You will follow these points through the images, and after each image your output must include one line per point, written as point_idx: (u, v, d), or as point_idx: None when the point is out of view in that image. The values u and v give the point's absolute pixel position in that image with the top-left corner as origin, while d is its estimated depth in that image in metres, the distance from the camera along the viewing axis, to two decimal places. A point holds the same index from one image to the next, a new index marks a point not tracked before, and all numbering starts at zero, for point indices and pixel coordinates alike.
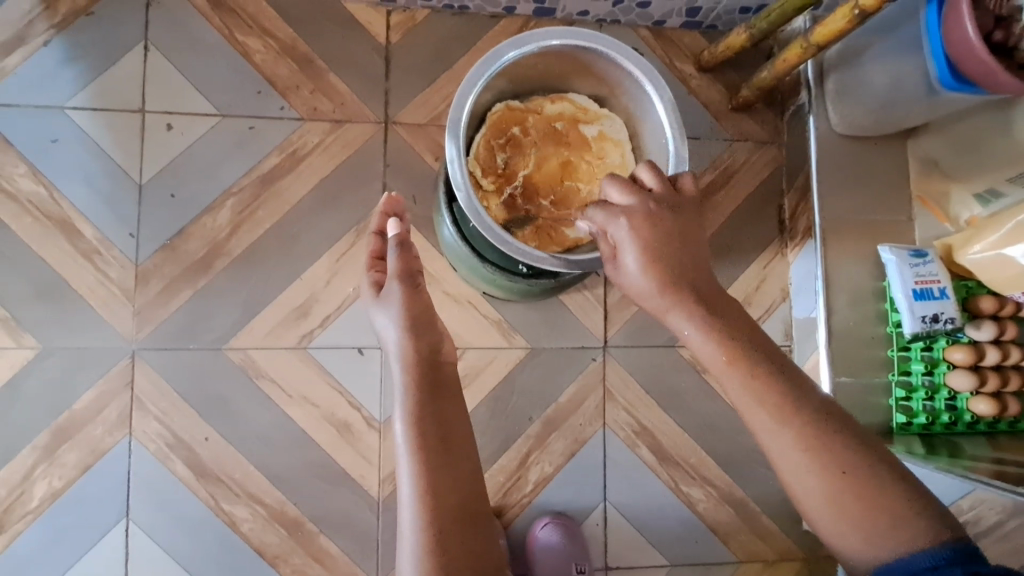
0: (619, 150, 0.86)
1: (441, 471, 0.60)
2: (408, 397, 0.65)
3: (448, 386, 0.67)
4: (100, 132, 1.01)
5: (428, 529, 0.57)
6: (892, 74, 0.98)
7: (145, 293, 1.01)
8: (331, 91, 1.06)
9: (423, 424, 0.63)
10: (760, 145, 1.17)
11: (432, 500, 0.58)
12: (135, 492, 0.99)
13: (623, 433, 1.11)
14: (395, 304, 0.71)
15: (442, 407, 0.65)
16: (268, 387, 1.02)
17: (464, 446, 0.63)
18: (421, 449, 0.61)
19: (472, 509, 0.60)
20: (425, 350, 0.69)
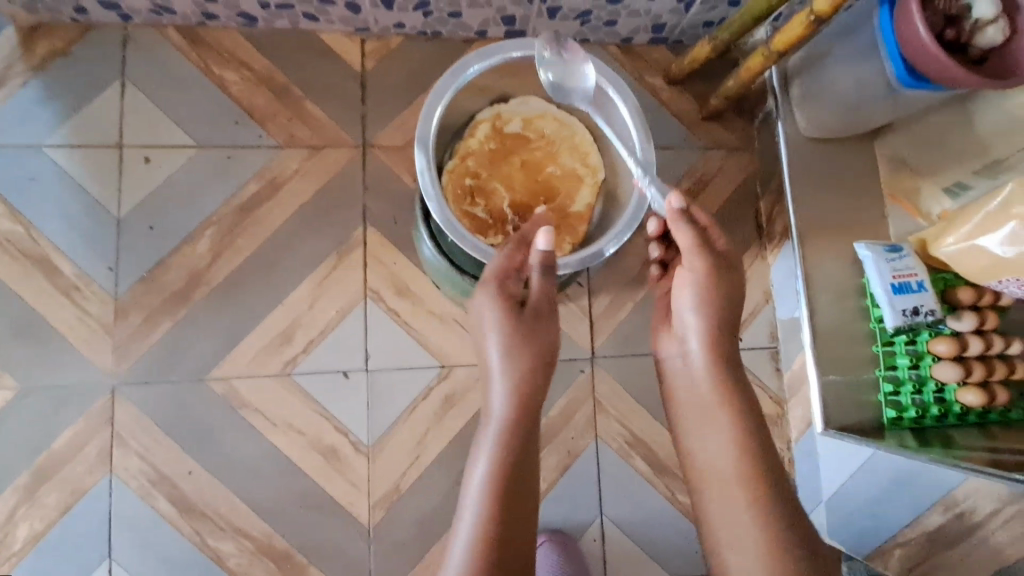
0: (571, 136, 0.84)
1: (511, 504, 0.64)
2: (500, 428, 0.67)
3: (534, 422, 0.68)
4: (78, 168, 1.01)
5: (481, 554, 0.60)
6: (855, 78, 1.02)
7: (124, 327, 0.99)
8: (308, 118, 1.08)
9: (505, 458, 0.65)
10: (731, 152, 1.20)
11: (490, 530, 0.62)
12: (116, 532, 0.96)
13: (615, 445, 1.10)
14: (513, 328, 0.69)
15: (527, 444, 0.67)
16: (251, 416, 1.01)
17: (532, 485, 0.66)
18: (500, 482, 0.64)
19: (523, 540, 0.63)
20: (532, 384, 0.68)
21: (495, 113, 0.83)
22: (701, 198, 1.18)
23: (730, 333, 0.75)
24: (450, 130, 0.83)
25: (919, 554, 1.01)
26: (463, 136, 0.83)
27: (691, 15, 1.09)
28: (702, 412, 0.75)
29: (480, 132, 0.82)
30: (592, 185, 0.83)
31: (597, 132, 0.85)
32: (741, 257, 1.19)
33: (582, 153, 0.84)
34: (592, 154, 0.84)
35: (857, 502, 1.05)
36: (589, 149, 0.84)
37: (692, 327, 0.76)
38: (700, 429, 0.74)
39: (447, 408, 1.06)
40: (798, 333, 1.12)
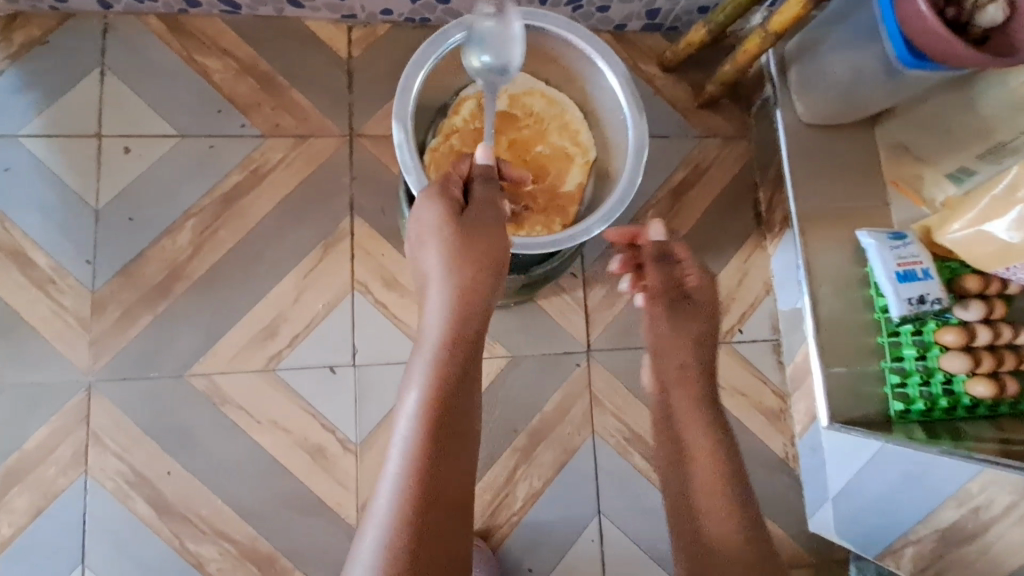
0: (561, 115, 0.82)
1: (439, 438, 0.58)
2: (429, 385, 0.60)
3: (467, 375, 0.62)
4: (54, 159, 0.98)
5: (398, 521, 0.53)
6: (852, 62, 0.99)
7: (102, 322, 0.96)
8: (293, 107, 1.05)
9: (435, 414, 0.58)
10: (728, 140, 1.16)
11: (410, 496, 0.55)
12: (91, 536, 0.92)
13: (613, 441, 1.06)
14: (453, 272, 0.64)
15: (460, 398, 0.60)
16: (234, 414, 0.97)
17: (462, 446, 0.59)
18: (425, 442, 0.57)
19: (450, 502, 0.56)
20: (465, 333, 0.63)
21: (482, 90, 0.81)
22: (696, 188, 1.15)
23: None
24: (433, 109, 0.80)
25: (934, 552, 0.94)
26: (447, 114, 0.81)
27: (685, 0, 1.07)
28: (703, 481, 0.81)
29: (465, 109, 0.80)
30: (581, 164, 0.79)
31: (587, 108, 0.82)
32: (741, 247, 1.15)
33: (572, 131, 0.81)
34: (583, 133, 0.81)
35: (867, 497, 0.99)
36: (579, 128, 0.81)
37: None
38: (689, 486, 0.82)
39: None
40: (802, 325, 1.08)
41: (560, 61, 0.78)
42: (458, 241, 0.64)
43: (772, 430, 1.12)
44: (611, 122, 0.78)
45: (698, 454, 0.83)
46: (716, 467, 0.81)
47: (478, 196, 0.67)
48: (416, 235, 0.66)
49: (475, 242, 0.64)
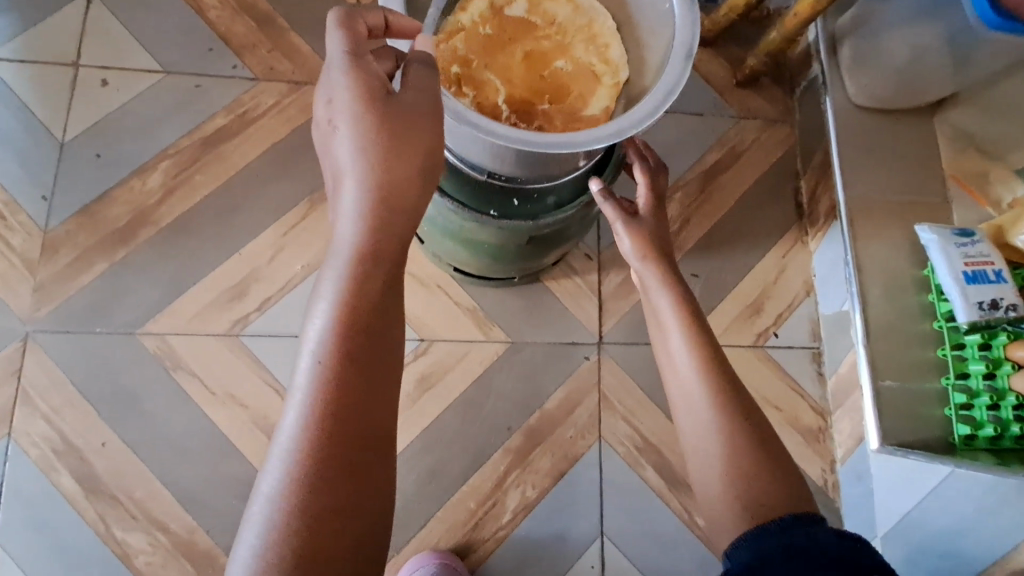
0: (588, 25, 0.56)
1: (352, 380, 0.39)
2: (331, 336, 0.40)
3: (386, 316, 0.42)
4: (24, 84, 0.89)
5: (283, 541, 0.36)
6: (911, 44, 0.89)
7: (51, 265, 0.85)
8: (291, 52, 0.96)
9: (350, 347, 0.40)
10: (769, 124, 1.05)
11: (301, 503, 0.37)
12: (3, 511, 0.78)
13: (622, 450, 0.91)
14: (372, 169, 0.41)
15: (376, 353, 0.41)
16: (187, 382, 0.84)
17: (380, 421, 0.40)
18: (325, 423, 0.38)
19: (362, 508, 0.38)
20: (386, 260, 0.42)
21: None
22: (731, 172, 1.02)
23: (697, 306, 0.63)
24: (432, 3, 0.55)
25: None
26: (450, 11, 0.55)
27: None
28: (687, 392, 0.58)
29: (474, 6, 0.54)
30: (615, 85, 0.55)
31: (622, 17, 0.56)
32: (779, 241, 1.02)
33: (600, 45, 0.55)
34: (614, 47, 0.55)
35: (931, 532, 0.84)
36: (609, 41, 0.55)
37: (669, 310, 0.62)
38: (675, 384, 0.60)
39: (421, 390, 0.89)
40: (849, 329, 0.94)
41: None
42: (383, 124, 0.41)
43: (810, 454, 0.97)
44: (654, 27, 0.53)
45: (667, 322, 0.62)
46: (687, 333, 0.60)
47: (416, 64, 0.43)
48: (320, 111, 0.42)
49: (410, 130, 0.42)
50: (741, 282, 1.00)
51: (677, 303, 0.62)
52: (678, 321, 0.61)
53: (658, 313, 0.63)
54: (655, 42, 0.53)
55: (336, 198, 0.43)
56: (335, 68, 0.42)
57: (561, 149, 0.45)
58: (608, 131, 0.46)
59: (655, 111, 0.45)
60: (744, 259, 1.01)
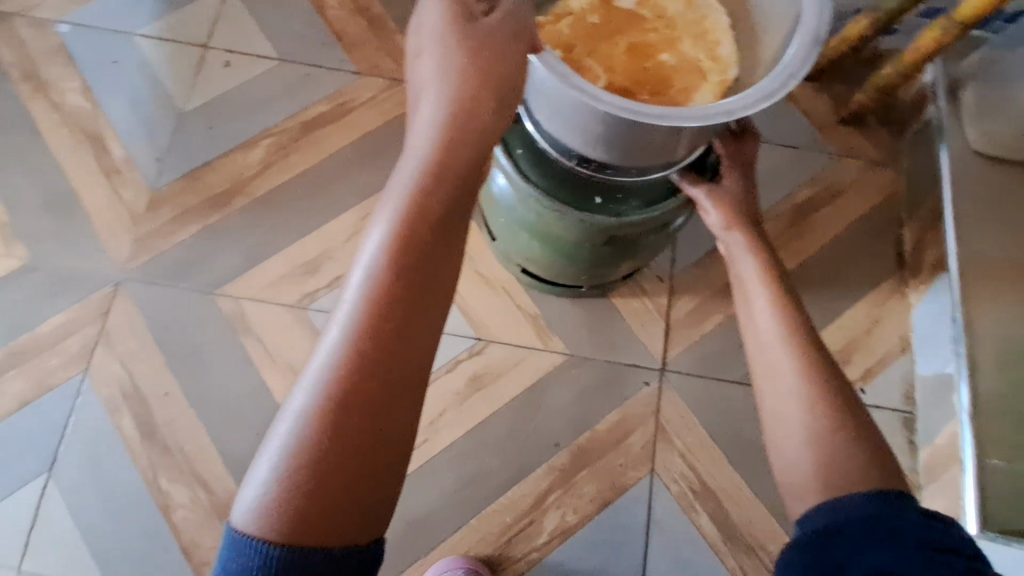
0: (699, 21, 0.55)
1: (396, 305, 0.38)
2: (381, 258, 0.39)
3: (439, 247, 0.40)
4: (159, 59, 0.98)
5: (301, 462, 0.36)
6: None
7: (152, 221, 0.91)
8: (395, 52, 1.01)
9: (400, 269, 0.38)
10: (871, 165, 0.98)
11: (325, 428, 0.36)
12: (66, 443, 0.82)
13: (675, 489, 0.84)
14: (446, 110, 0.41)
15: (422, 293, 0.39)
16: (251, 347, 0.86)
17: (417, 352, 0.39)
18: (360, 352, 0.37)
19: (384, 446, 0.37)
20: (446, 197, 0.40)
21: None
22: (826, 210, 0.96)
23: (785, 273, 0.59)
24: None
25: None
26: None
27: None
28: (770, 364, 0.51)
29: None
30: (723, 80, 0.53)
31: (736, 17, 0.55)
32: (874, 290, 0.93)
33: (710, 41, 0.54)
34: (725, 45, 0.54)
35: None
36: (720, 38, 0.54)
37: (755, 276, 0.58)
38: (759, 356, 0.53)
39: (471, 390, 0.86)
40: (952, 394, 0.83)
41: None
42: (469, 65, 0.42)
43: None
44: (773, 24, 0.52)
45: (754, 288, 0.57)
46: (775, 299, 0.55)
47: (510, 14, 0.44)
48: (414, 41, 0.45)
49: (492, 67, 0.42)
50: (827, 329, 0.92)
51: (761, 266, 0.59)
52: (765, 286, 0.57)
53: (743, 280, 0.59)
54: (773, 39, 0.52)
55: (408, 130, 0.42)
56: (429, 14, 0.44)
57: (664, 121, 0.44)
58: (718, 110, 0.44)
59: (775, 93, 0.43)
60: (832, 304, 0.93)
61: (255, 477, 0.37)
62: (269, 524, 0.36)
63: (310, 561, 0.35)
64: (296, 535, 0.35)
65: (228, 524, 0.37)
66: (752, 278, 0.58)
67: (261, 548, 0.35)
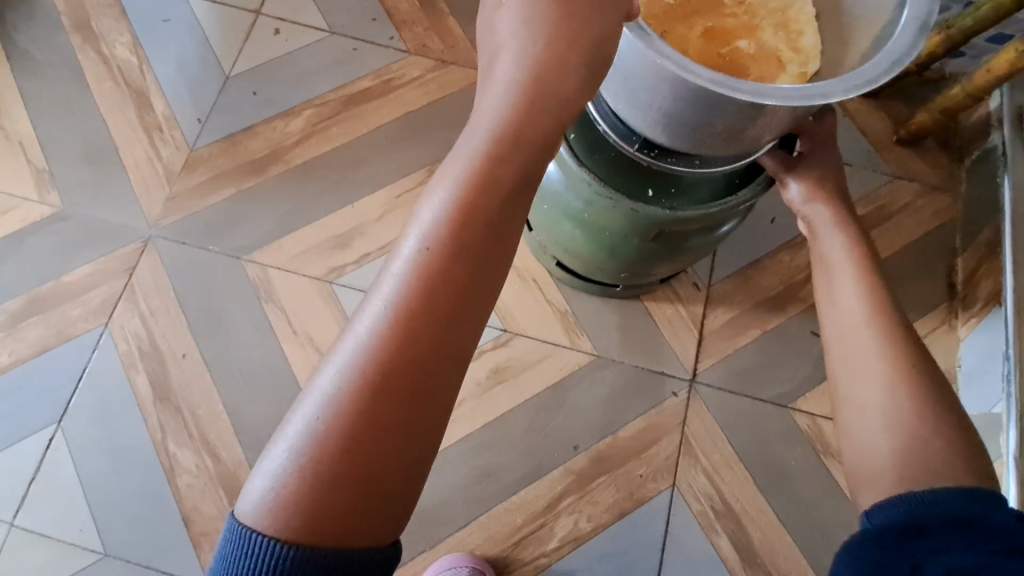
0: (782, 10, 0.53)
1: (448, 278, 0.36)
2: (438, 227, 0.37)
3: (500, 221, 0.37)
4: (210, 22, 0.98)
5: (324, 447, 0.34)
6: None
7: (187, 180, 0.90)
8: (445, 33, 0.99)
9: (457, 240, 0.36)
10: (928, 190, 0.94)
11: (351, 416, 0.34)
12: (79, 396, 0.81)
13: (696, 506, 0.80)
14: (518, 87, 0.38)
15: (470, 284, 0.36)
16: (273, 316, 0.85)
17: (465, 329, 0.36)
18: (398, 339, 0.35)
19: (411, 446, 0.34)
20: (505, 184, 0.38)
21: None
22: (878, 231, 0.92)
23: (872, 250, 0.59)
24: None
25: None
26: None
27: None
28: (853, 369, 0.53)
29: None
30: (802, 73, 0.51)
31: (823, 9, 0.54)
32: (921, 318, 0.89)
33: (792, 32, 0.52)
34: (808, 37, 0.52)
35: None
36: (803, 29, 0.52)
37: (843, 257, 0.58)
38: (839, 350, 0.55)
39: (492, 382, 0.83)
40: (999, 434, 0.78)
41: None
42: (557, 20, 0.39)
43: None
44: (864, 19, 0.50)
45: (837, 266, 0.58)
46: (861, 277, 0.56)
47: None
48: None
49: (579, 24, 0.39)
50: None
51: (849, 245, 0.59)
52: (852, 264, 0.57)
53: (826, 256, 0.60)
54: (863, 34, 0.50)
55: (473, 108, 0.40)
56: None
57: (744, 96, 0.43)
58: (813, 92, 0.43)
59: (877, 78, 0.42)
60: None
61: (281, 443, 0.35)
62: (279, 513, 0.33)
63: (320, 555, 0.32)
64: (305, 529, 0.33)
65: (234, 508, 0.34)
66: (838, 258, 0.58)
67: (266, 539, 0.32)
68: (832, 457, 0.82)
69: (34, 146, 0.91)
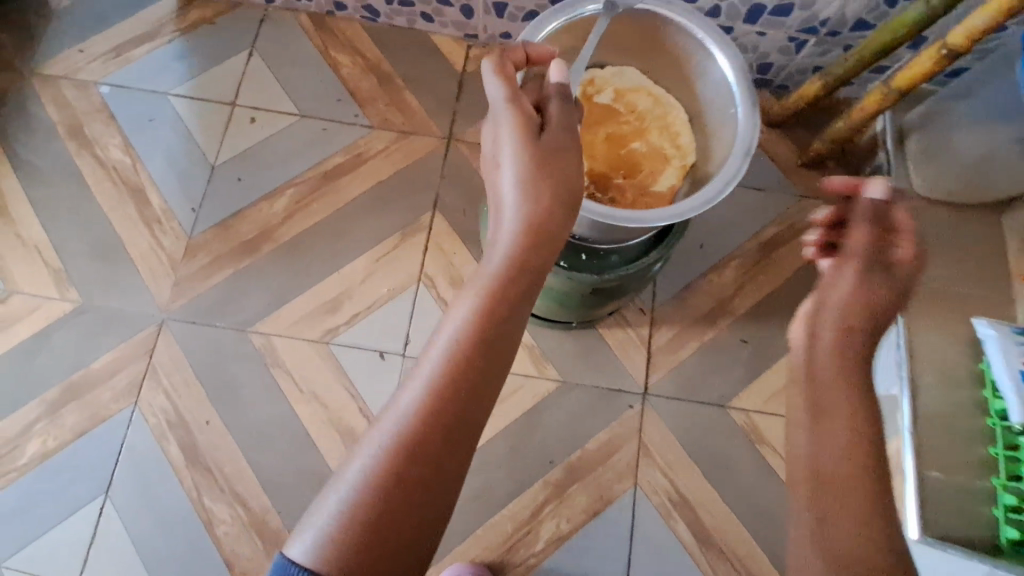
0: (664, 114, 0.68)
1: (470, 370, 0.49)
2: (463, 331, 0.50)
3: (509, 328, 0.51)
4: (191, 116, 1.09)
5: (369, 498, 0.45)
6: (985, 144, 0.93)
7: (189, 266, 1.02)
8: (404, 107, 1.12)
9: (478, 340, 0.50)
10: (831, 206, 1.10)
11: (392, 475, 0.45)
12: (120, 467, 0.93)
13: (657, 500, 0.95)
14: (521, 229, 0.53)
15: (481, 381, 0.49)
16: (282, 379, 0.98)
17: (479, 408, 0.49)
18: (428, 417, 0.47)
19: (435, 499, 0.46)
20: (512, 299, 0.52)
21: (588, 75, 0.68)
22: (791, 246, 1.07)
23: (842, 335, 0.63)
24: None
25: None
26: None
27: (801, 57, 1.05)
28: None
29: None
30: (679, 168, 0.65)
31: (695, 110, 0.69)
32: None
33: (673, 133, 0.67)
34: (684, 135, 0.67)
35: None
36: (680, 130, 0.67)
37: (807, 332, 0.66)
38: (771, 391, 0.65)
39: None
40: (897, 413, 0.95)
41: (674, 58, 0.66)
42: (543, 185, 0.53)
43: None
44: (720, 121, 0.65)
45: None
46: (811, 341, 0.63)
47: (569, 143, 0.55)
48: (494, 156, 0.56)
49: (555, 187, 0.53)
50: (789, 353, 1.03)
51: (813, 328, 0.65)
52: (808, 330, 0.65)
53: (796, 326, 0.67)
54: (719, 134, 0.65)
55: (489, 242, 0.55)
56: (504, 152, 0.55)
57: (630, 223, 0.57)
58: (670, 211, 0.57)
59: (716, 196, 0.56)
60: None
61: (335, 491, 0.46)
62: (330, 549, 0.43)
63: None
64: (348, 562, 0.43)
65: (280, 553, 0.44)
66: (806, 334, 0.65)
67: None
68: (766, 445, 0.98)
69: (49, 249, 1.02)
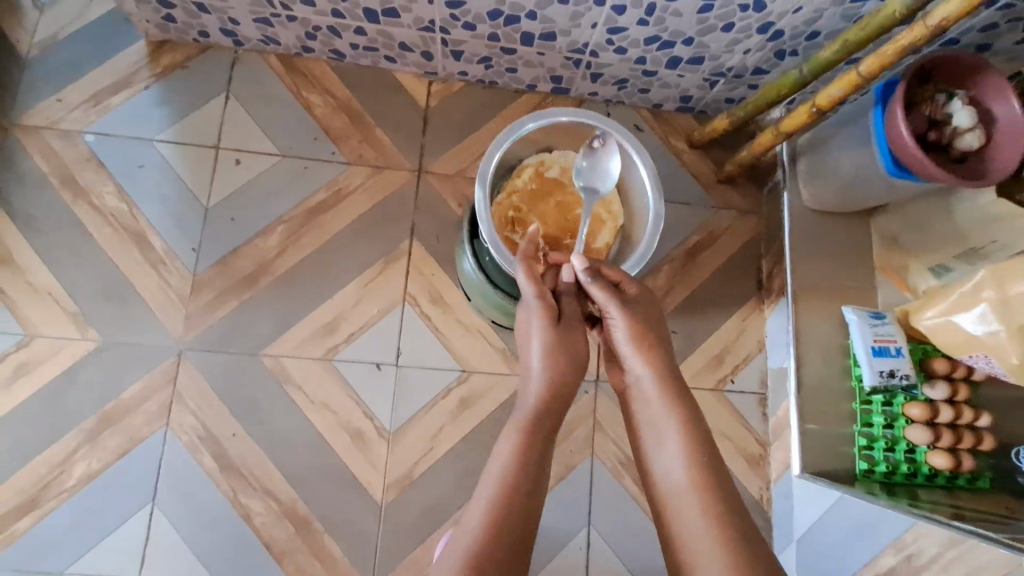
0: None
1: (527, 468, 0.81)
2: (518, 444, 0.83)
3: (545, 441, 0.85)
4: (178, 161, 1.19)
5: (477, 549, 0.72)
6: (855, 164, 1.13)
7: (197, 301, 1.15)
8: (376, 143, 1.25)
9: (529, 451, 0.82)
10: (741, 214, 1.33)
11: (490, 534, 0.74)
12: (162, 479, 1.09)
13: (609, 463, 1.21)
14: (548, 376, 0.87)
15: (535, 476, 0.81)
16: (294, 393, 1.15)
17: (534, 492, 0.80)
18: (506, 498, 0.77)
19: (516, 549, 0.74)
20: (545, 425, 0.85)
21: (539, 160, 1.04)
22: (709, 251, 1.31)
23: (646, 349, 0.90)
24: (502, 170, 1.03)
25: None
26: (512, 175, 1.04)
27: (715, 91, 1.23)
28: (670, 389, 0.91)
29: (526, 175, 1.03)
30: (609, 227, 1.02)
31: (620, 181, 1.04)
32: (741, 308, 1.31)
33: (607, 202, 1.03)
34: (614, 203, 1.03)
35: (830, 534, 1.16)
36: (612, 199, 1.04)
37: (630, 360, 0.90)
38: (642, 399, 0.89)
39: (461, 409, 1.18)
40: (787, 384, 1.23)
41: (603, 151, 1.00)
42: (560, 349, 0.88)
43: (752, 475, 1.25)
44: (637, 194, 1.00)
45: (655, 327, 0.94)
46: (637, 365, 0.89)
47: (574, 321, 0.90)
48: (525, 326, 0.91)
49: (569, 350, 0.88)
50: (708, 339, 1.28)
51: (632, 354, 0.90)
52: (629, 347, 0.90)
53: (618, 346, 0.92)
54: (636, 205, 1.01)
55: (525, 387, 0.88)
56: (534, 331, 0.88)
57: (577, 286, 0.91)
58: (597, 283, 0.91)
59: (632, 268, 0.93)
60: (714, 322, 1.29)
61: (453, 550, 0.74)
62: None
63: None
64: None
65: None
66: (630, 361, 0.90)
67: None
68: None
69: (61, 294, 1.12)
